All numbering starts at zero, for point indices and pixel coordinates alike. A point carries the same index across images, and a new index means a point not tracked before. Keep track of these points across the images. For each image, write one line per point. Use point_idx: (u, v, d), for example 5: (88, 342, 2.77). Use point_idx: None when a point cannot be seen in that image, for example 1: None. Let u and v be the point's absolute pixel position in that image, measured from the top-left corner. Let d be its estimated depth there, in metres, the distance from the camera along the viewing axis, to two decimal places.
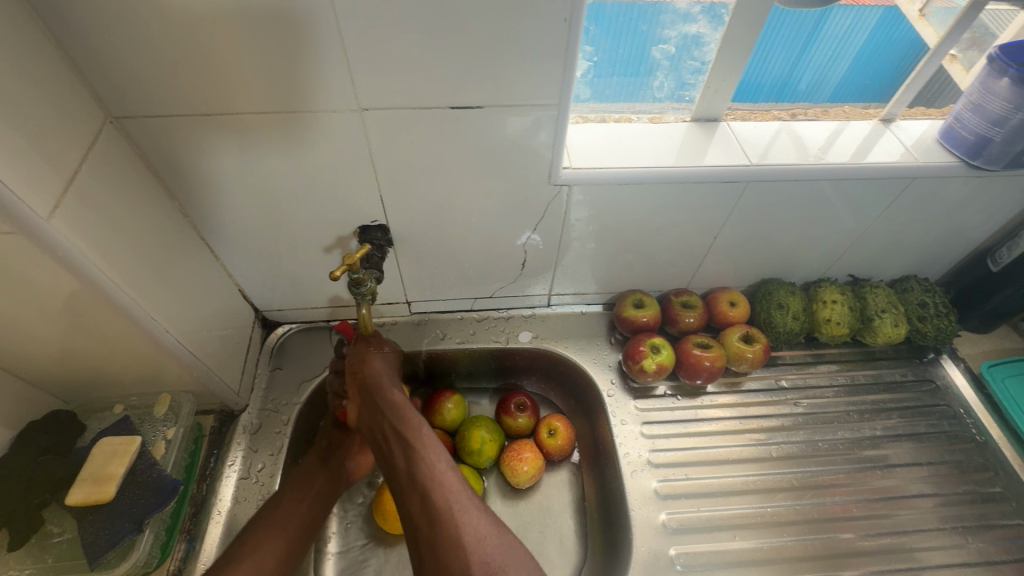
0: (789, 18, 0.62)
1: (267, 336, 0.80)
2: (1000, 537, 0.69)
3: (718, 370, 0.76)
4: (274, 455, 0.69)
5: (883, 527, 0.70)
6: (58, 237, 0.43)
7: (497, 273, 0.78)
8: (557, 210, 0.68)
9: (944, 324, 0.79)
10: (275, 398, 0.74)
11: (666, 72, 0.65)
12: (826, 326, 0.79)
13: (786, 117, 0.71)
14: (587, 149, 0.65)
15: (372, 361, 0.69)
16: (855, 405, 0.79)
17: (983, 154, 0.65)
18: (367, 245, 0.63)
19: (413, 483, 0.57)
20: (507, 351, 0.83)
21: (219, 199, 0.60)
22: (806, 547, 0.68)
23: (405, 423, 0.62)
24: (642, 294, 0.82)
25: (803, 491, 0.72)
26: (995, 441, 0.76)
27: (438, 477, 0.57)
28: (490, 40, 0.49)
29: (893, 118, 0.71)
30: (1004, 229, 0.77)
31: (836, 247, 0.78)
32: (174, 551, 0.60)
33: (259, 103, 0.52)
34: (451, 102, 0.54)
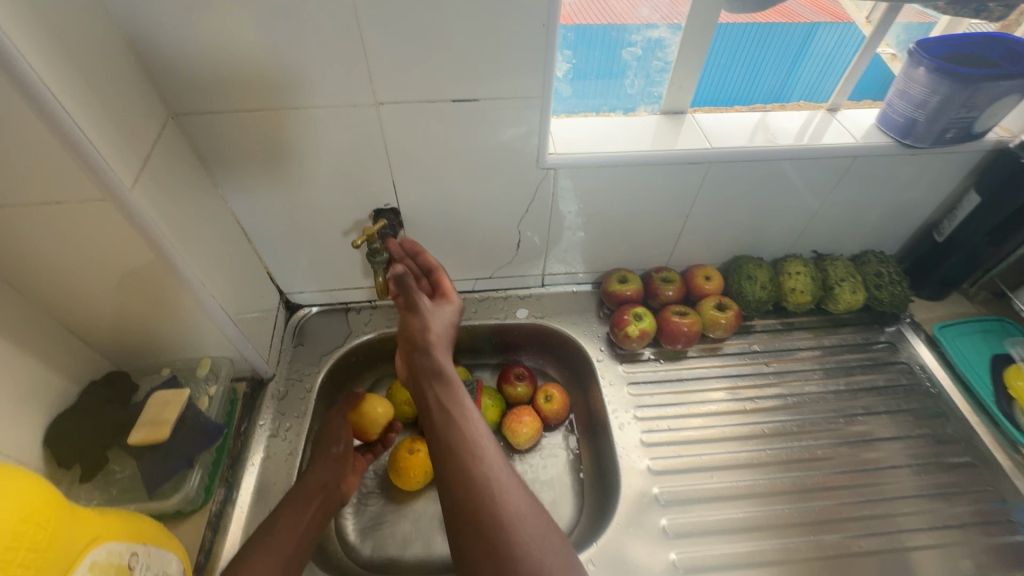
0: (778, 35, 0.74)
1: (291, 317, 0.90)
2: (957, 473, 0.76)
3: (695, 335, 0.85)
4: (300, 416, 0.78)
5: (848, 466, 0.77)
6: (136, 204, 0.52)
7: (496, 256, 0.87)
8: (546, 193, 0.77)
9: (898, 291, 0.88)
10: (299, 369, 0.84)
11: (635, 73, 0.76)
12: (791, 295, 0.88)
13: (748, 111, 0.81)
14: (569, 138, 0.75)
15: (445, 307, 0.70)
16: (821, 364, 0.88)
17: (912, 133, 0.74)
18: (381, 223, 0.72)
19: (467, 476, 0.55)
20: (505, 326, 0.92)
21: (254, 187, 0.70)
22: (779, 485, 0.75)
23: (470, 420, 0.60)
24: (626, 271, 0.91)
25: (775, 438, 0.80)
26: (948, 391, 0.83)
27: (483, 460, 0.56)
28: (485, 43, 0.59)
29: (838, 108, 0.82)
30: (945, 204, 0.86)
31: (797, 223, 0.88)
32: (215, 494, 0.68)
33: (293, 99, 0.61)
34: (451, 97, 0.63)
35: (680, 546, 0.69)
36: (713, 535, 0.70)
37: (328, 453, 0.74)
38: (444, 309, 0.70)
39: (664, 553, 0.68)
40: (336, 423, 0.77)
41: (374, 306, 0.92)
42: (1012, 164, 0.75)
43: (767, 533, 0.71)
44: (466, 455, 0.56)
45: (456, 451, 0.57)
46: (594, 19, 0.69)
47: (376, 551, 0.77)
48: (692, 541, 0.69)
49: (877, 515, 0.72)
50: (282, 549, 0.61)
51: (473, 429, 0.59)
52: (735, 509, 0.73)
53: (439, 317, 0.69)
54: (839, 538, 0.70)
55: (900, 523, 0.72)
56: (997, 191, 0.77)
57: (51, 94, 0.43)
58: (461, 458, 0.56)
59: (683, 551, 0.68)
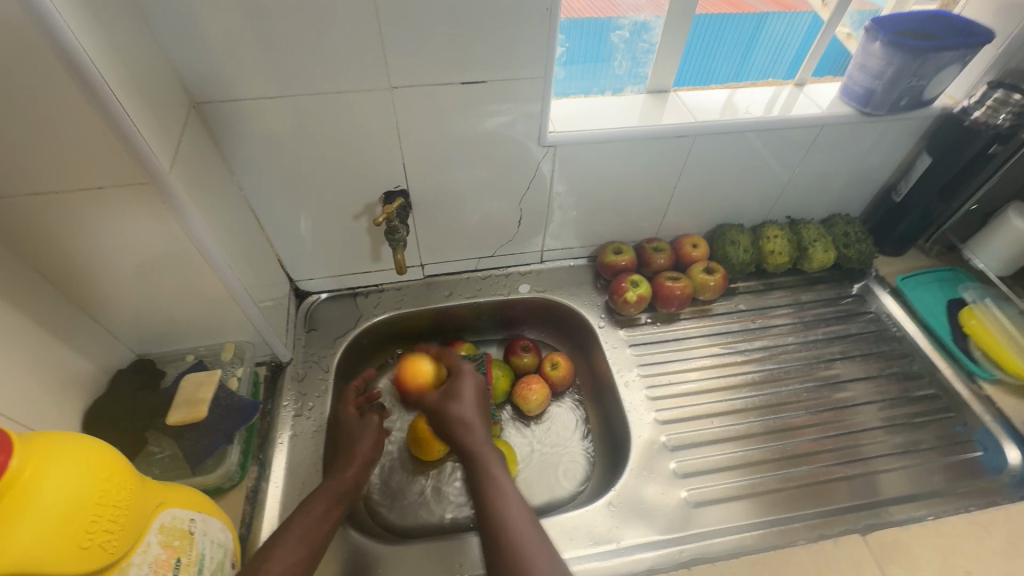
0: (732, 24, 0.82)
1: (300, 304, 0.92)
2: (924, 403, 0.85)
3: (687, 298, 0.92)
4: (322, 395, 0.81)
5: (828, 404, 0.85)
6: (174, 187, 0.54)
7: (499, 234, 0.91)
8: (545, 170, 0.81)
9: (864, 248, 0.97)
10: (314, 352, 0.87)
11: (623, 54, 0.81)
12: (771, 257, 0.96)
13: (724, 89, 0.88)
14: (564, 117, 0.80)
15: (468, 379, 0.70)
16: (794, 319, 0.96)
17: (871, 102, 0.82)
18: (392, 204, 0.76)
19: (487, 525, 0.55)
20: (509, 301, 0.96)
21: (269, 174, 0.73)
22: (768, 425, 0.83)
23: (489, 475, 0.59)
24: (619, 243, 0.97)
25: (760, 385, 0.87)
26: (911, 334, 0.92)
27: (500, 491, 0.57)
28: (495, 27, 0.62)
29: (804, 84, 0.89)
30: (900, 168, 0.96)
31: (772, 191, 0.96)
32: (250, 471, 0.71)
33: (309, 86, 0.64)
34: (461, 80, 0.67)
35: (689, 484, 0.75)
36: (717, 472, 0.77)
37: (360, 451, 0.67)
38: (467, 377, 0.71)
39: (676, 491, 0.74)
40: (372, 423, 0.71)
41: (381, 289, 0.96)
42: (957, 127, 0.84)
43: (763, 467, 0.78)
44: (485, 503, 0.57)
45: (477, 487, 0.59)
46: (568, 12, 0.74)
47: (404, 517, 0.80)
48: (699, 479, 0.76)
49: (851, 445, 0.80)
50: (312, 542, 0.56)
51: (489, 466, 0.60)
52: (733, 449, 0.80)
53: (464, 389, 0.69)
54: (816, 468, 0.78)
55: (868, 451, 0.80)
56: (946, 152, 0.86)
57: (100, 80, 0.45)
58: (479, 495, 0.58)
59: (694, 488, 0.75)
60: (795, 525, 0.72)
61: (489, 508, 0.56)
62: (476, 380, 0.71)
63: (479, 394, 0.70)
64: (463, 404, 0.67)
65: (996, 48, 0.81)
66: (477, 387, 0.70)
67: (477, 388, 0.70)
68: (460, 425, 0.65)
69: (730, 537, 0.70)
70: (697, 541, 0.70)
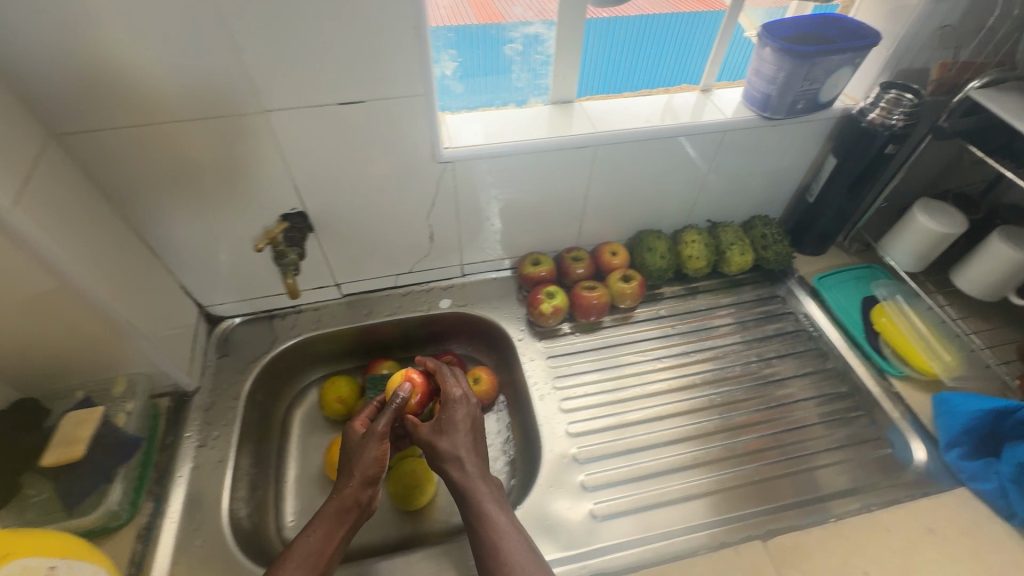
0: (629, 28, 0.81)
1: (213, 329, 0.90)
2: (836, 402, 0.85)
3: (605, 307, 0.92)
4: (229, 424, 0.80)
5: (741, 408, 0.85)
6: (19, 225, 0.53)
7: (411, 250, 0.90)
8: (447, 185, 0.81)
9: (781, 249, 0.97)
10: (225, 378, 0.85)
11: (520, 67, 0.81)
12: (689, 262, 0.96)
13: (630, 97, 0.88)
14: (462, 132, 0.79)
15: (460, 406, 0.71)
16: (736, 319, 0.97)
17: (769, 106, 0.83)
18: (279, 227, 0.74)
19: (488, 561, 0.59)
20: (430, 317, 0.95)
21: (153, 202, 0.71)
22: (712, 426, 0.83)
23: (486, 512, 0.62)
24: (538, 254, 0.96)
25: (716, 383, 0.88)
26: (826, 333, 0.93)
27: (494, 529, 0.61)
28: (363, 47, 0.61)
29: (710, 89, 0.90)
30: (812, 168, 0.97)
31: (687, 196, 0.96)
32: (143, 508, 0.69)
33: (178, 113, 0.63)
34: (336, 100, 0.66)
35: (604, 495, 0.75)
36: (643, 479, 0.77)
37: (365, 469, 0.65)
38: (459, 406, 0.71)
39: (589, 503, 0.74)
40: (376, 434, 0.67)
41: (299, 310, 0.94)
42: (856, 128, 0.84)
43: (692, 471, 0.78)
44: (484, 539, 0.60)
45: (475, 524, 0.62)
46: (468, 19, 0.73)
47: None
48: (621, 488, 0.76)
49: (787, 443, 0.81)
50: (315, 565, 0.60)
51: (486, 505, 0.63)
52: (663, 454, 0.80)
53: (457, 419, 0.69)
54: (761, 465, 0.79)
55: (810, 447, 0.81)
56: (848, 152, 0.87)
57: None
58: (479, 532, 0.62)
59: (615, 498, 0.75)
60: (731, 525, 0.73)
61: (488, 543, 0.60)
62: (467, 410, 0.71)
63: (472, 423, 0.71)
64: (458, 438, 0.68)
65: (886, 49, 0.80)
66: (470, 415, 0.71)
67: (469, 418, 0.71)
68: (455, 459, 0.66)
69: (631, 550, 0.70)
70: (617, 551, 0.70)
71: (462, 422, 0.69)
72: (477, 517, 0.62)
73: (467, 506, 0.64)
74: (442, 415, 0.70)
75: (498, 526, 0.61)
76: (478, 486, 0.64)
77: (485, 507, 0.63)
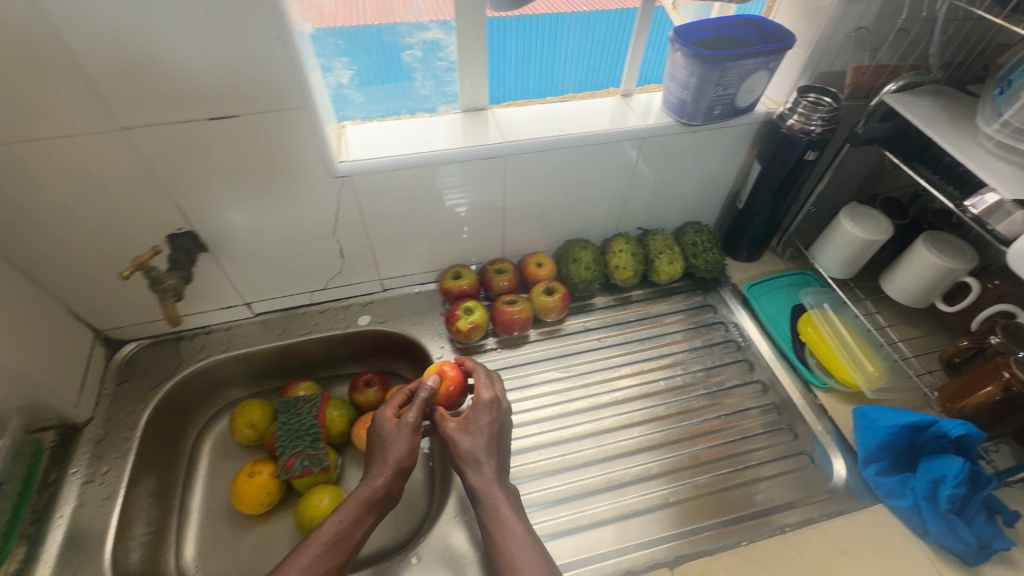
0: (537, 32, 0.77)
1: (113, 355, 0.85)
2: (762, 415, 0.82)
3: (527, 321, 0.88)
4: (121, 457, 0.75)
5: (659, 424, 0.82)
6: None
7: (323, 266, 0.86)
8: (348, 200, 0.77)
9: (711, 257, 0.95)
10: (122, 407, 0.80)
11: (422, 74, 0.77)
12: (617, 272, 0.93)
13: (545, 104, 0.85)
14: (362, 144, 0.75)
15: (485, 410, 0.70)
16: (686, 325, 0.94)
17: (686, 112, 0.80)
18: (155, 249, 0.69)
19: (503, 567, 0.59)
20: (348, 335, 0.91)
21: (19, 226, 0.66)
22: (672, 434, 0.81)
23: (499, 515, 0.63)
24: (460, 267, 0.93)
25: (668, 393, 0.85)
26: (755, 342, 0.90)
27: (509, 537, 0.61)
28: (227, 57, 0.57)
29: (631, 93, 0.87)
30: (741, 174, 0.94)
31: (613, 204, 0.93)
32: (13, 554, 0.65)
33: (28, 131, 0.58)
34: (206, 114, 0.61)
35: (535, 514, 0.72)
36: (597, 493, 0.74)
37: (390, 463, 0.68)
38: (487, 410, 0.70)
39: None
40: (403, 429, 0.69)
41: (209, 331, 0.90)
42: (776, 133, 0.81)
43: (643, 484, 0.76)
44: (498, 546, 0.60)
45: (493, 529, 0.62)
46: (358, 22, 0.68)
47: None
48: (567, 506, 0.73)
49: (738, 453, 0.79)
50: (346, 549, 0.62)
51: (504, 513, 0.63)
52: (619, 466, 0.77)
53: (480, 420, 0.70)
54: (712, 477, 0.76)
55: (756, 457, 0.78)
56: (771, 159, 0.84)
57: None
58: (496, 538, 0.61)
59: (559, 517, 0.72)
60: (690, 537, 0.70)
61: (501, 549, 0.60)
62: (492, 413, 0.70)
63: (498, 427, 0.70)
64: (480, 439, 0.68)
65: (804, 52, 0.78)
66: (493, 418, 0.70)
67: (496, 422, 0.70)
68: (474, 462, 0.67)
69: None
70: (569, 571, 0.67)
71: (484, 424, 0.69)
72: (495, 523, 0.62)
73: (484, 509, 0.64)
74: (473, 415, 0.70)
75: (513, 535, 0.61)
76: (493, 492, 0.65)
77: (503, 515, 0.63)
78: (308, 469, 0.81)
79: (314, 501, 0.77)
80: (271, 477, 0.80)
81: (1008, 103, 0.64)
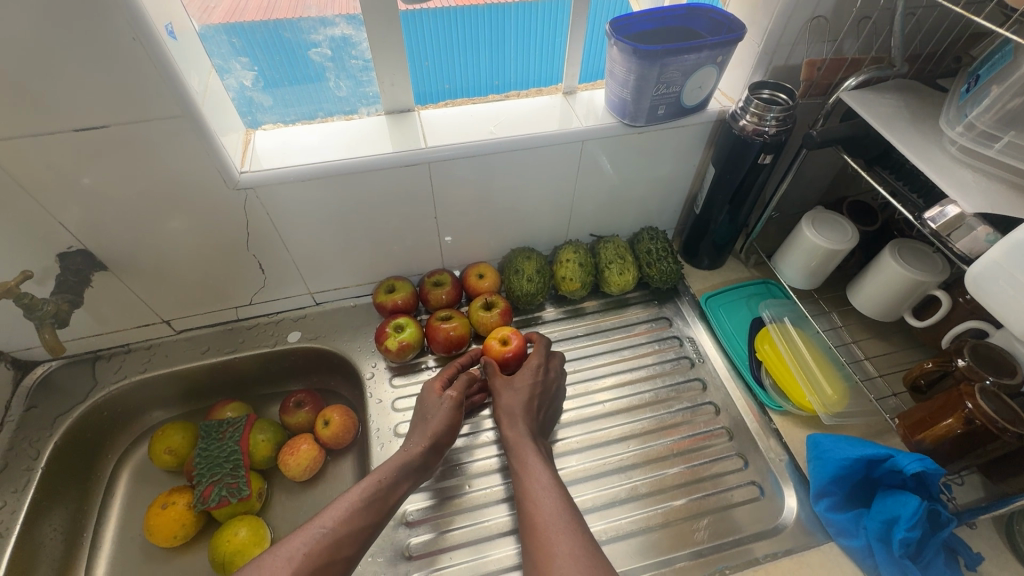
0: (463, 25, 0.70)
1: (24, 378, 0.80)
2: (712, 441, 0.76)
3: (463, 338, 0.82)
4: (18, 491, 0.70)
5: (601, 449, 0.76)
6: None
7: (244, 281, 0.81)
8: (257, 212, 0.71)
9: (666, 266, 0.87)
10: (26, 435, 0.74)
11: (336, 73, 0.71)
12: (564, 284, 0.87)
13: (477, 104, 0.79)
14: (268, 152, 0.69)
15: (529, 370, 0.74)
16: (652, 336, 0.88)
17: (628, 112, 0.73)
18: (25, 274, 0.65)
19: (532, 508, 0.59)
20: (277, 353, 0.86)
21: None
22: (652, 453, 0.76)
23: (527, 462, 0.64)
24: (396, 279, 0.87)
25: (656, 406, 0.80)
26: (711, 360, 0.85)
27: (539, 482, 0.62)
28: (83, 60, 0.51)
29: (574, 91, 0.81)
30: (698, 177, 0.88)
31: (561, 210, 0.87)
32: None
33: None
34: (73, 126, 0.56)
35: (508, 543, 0.69)
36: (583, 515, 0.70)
37: (438, 422, 0.69)
38: (529, 370, 0.73)
39: (482, 554, 0.68)
40: (449, 395, 0.71)
41: (128, 349, 0.84)
42: (729, 134, 0.74)
43: (621, 508, 0.71)
44: (528, 490, 0.61)
45: (524, 479, 0.63)
46: (249, 18, 0.63)
47: None
48: (494, 544, 0.68)
49: (704, 477, 0.73)
50: (378, 512, 0.60)
51: (534, 463, 0.64)
52: (606, 485, 0.73)
53: (522, 379, 0.73)
54: (689, 501, 0.71)
55: (727, 482, 0.73)
56: (725, 162, 0.77)
57: None
58: (527, 485, 0.62)
59: (485, 556, 0.68)
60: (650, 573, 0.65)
61: (528, 492, 0.61)
62: (537, 375, 0.73)
63: (539, 388, 0.73)
64: (519, 394, 0.71)
65: (756, 43, 0.71)
66: (534, 377, 0.73)
67: (537, 382, 0.73)
68: (510, 415, 0.70)
69: None
70: None
71: (526, 382, 0.72)
72: (524, 473, 0.63)
73: (517, 460, 0.65)
74: (518, 375, 0.74)
75: (543, 480, 0.62)
76: (523, 444, 0.66)
77: (532, 464, 0.64)
78: (226, 499, 0.75)
79: (227, 534, 0.72)
80: (186, 508, 0.75)
81: (975, 102, 0.57)
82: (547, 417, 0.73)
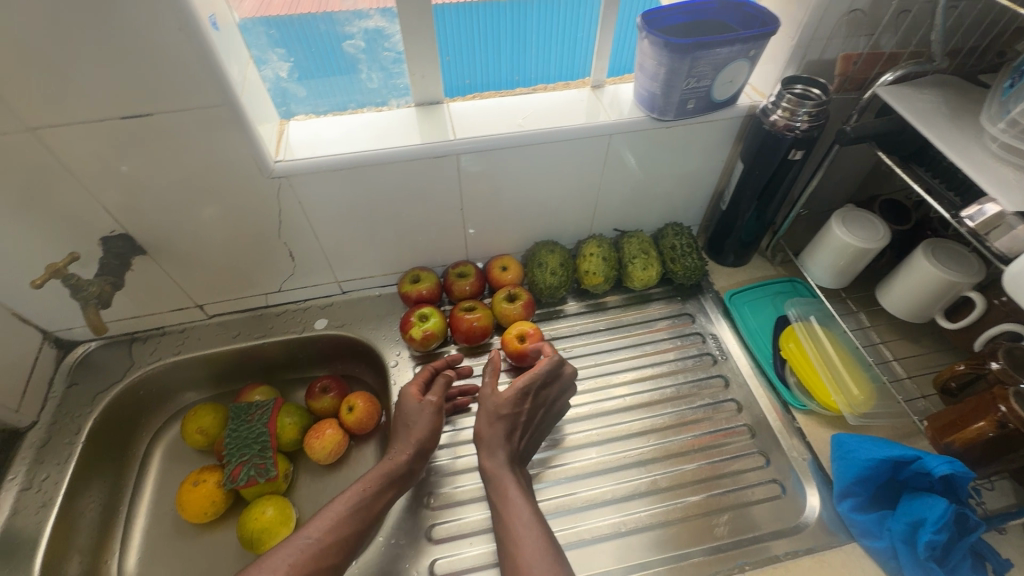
0: (492, 17, 0.71)
1: (65, 356, 0.83)
2: (733, 438, 0.76)
3: (486, 329, 0.83)
4: (61, 464, 0.73)
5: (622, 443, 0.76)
6: None
7: (274, 268, 0.83)
8: (290, 201, 0.72)
9: (690, 262, 0.87)
10: (68, 411, 0.78)
11: (368, 65, 0.72)
12: (587, 277, 0.87)
13: (506, 97, 0.79)
14: (302, 142, 0.71)
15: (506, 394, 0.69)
16: (673, 332, 0.88)
17: (657, 106, 0.73)
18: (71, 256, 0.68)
19: (506, 544, 0.58)
20: (305, 339, 0.88)
21: None
22: (671, 448, 0.76)
23: (505, 495, 0.62)
24: (421, 270, 0.88)
25: (675, 401, 0.80)
26: (733, 356, 0.84)
27: (515, 516, 0.60)
28: (131, 51, 0.53)
29: (602, 85, 0.80)
30: (725, 173, 0.87)
31: (585, 204, 0.87)
32: None
33: None
34: (120, 113, 0.58)
35: None
36: (600, 507, 0.71)
37: (415, 433, 0.69)
38: (507, 394, 0.69)
39: None
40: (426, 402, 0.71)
41: (163, 332, 0.87)
42: (759, 129, 0.73)
43: (640, 501, 0.71)
44: (506, 522, 0.60)
45: (501, 510, 0.61)
46: (274, 12, 0.65)
47: None
48: None
49: (723, 474, 0.73)
50: (364, 519, 0.62)
51: (512, 496, 0.62)
52: (625, 478, 0.73)
53: (500, 403, 0.68)
54: (706, 497, 0.71)
55: (745, 479, 0.72)
56: (754, 158, 0.76)
57: None
58: (503, 518, 0.60)
59: None
60: (666, 567, 0.65)
61: (504, 527, 0.60)
62: (516, 401, 0.68)
63: (519, 412, 0.68)
64: (495, 420, 0.67)
65: (790, 37, 0.70)
66: (513, 405, 0.68)
67: (516, 408, 0.68)
68: (490, 445, 0.66)
69: None
70: None
71: (503, 407, 0.68)
72: (501, 505, 0.62)
73: (495, 489, 0.63)
74: (498, 396, 0.69)
75: (518, 517, 0.60)
76: (501, 475, 0.64)
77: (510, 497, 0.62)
78: (253, 480, 0.77)
79: (256, 512, 0.74)
80: (217, 486, 0.77)
81: (1018, 98, 0.55)
82: (529, 439, 0.70)
